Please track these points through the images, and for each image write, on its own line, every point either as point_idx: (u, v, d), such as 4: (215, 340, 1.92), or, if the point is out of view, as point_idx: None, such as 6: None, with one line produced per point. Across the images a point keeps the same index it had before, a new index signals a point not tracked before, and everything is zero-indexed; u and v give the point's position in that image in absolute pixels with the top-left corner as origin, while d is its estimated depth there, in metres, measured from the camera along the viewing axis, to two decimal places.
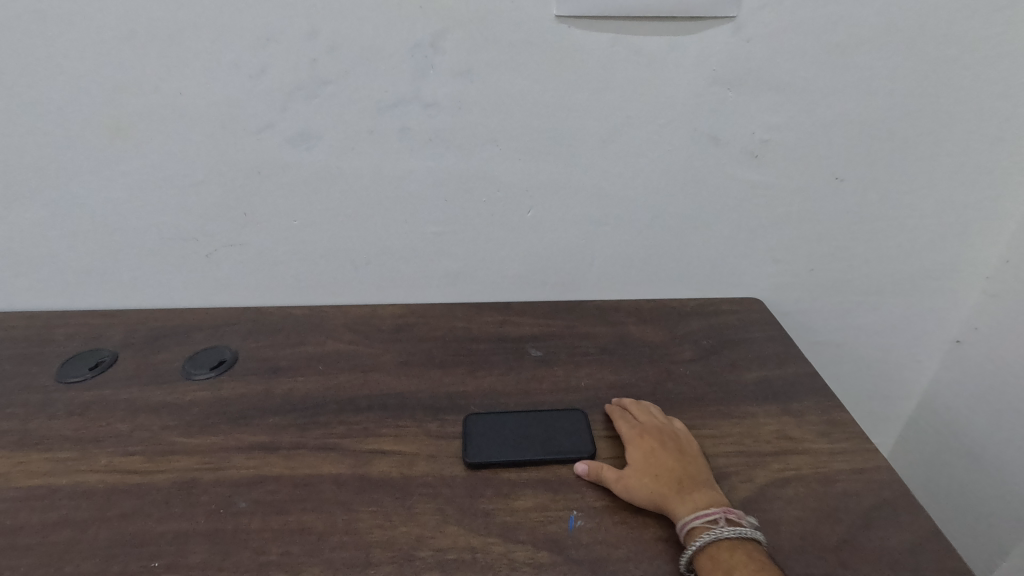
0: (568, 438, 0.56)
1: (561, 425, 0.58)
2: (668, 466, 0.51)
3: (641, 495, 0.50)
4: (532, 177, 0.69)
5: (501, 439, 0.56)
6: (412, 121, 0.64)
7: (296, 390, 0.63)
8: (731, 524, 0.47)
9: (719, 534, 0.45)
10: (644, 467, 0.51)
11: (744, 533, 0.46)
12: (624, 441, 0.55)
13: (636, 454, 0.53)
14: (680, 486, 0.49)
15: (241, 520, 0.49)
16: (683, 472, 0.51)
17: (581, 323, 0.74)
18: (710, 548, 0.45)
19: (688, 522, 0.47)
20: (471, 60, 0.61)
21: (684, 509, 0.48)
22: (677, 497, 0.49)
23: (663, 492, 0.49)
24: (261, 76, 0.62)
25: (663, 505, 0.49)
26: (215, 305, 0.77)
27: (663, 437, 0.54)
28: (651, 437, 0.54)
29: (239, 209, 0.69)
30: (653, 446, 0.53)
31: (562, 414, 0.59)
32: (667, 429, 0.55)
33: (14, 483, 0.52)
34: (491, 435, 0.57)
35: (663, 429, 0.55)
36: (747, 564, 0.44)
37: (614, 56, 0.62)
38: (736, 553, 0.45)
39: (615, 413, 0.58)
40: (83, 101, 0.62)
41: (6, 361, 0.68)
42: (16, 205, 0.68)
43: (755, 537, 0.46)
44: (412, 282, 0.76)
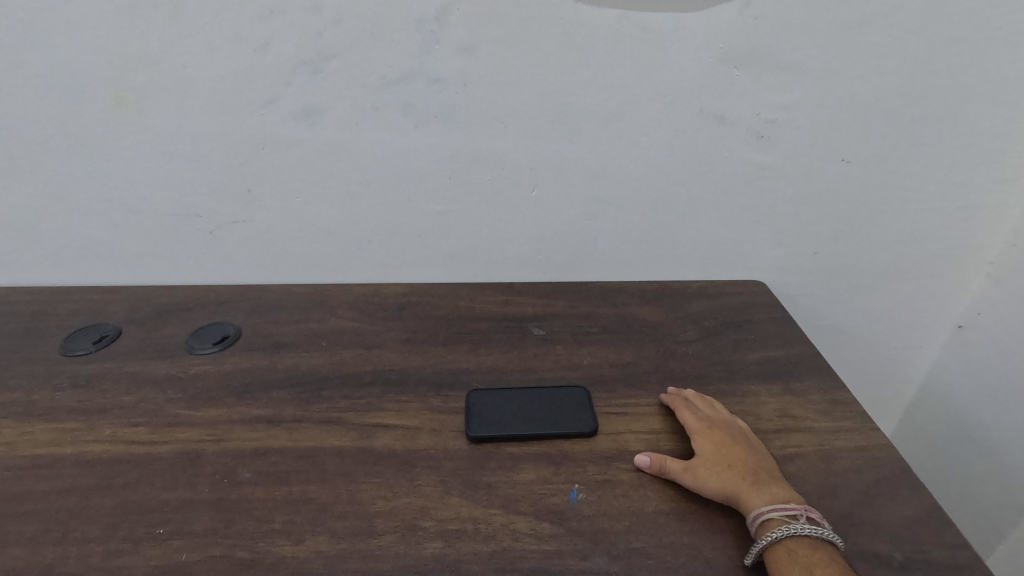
0: (569, 415, 0.56)
1: (562, 402, 0.58)
2: (741, 458, 0.50)
3: (714, 485, 0.48)
4: (537, 155, 0.68)
5: (503, 415, 0.56)
6: (416, 98, 0.64)
7: (299, 365, 0.63)
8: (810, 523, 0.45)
9: (799, 530, 0.44)
10: (716, 457, 0.50)
11: (823, 534, 0.44)
12: (691, 431, 0.53)
13: (705, 445, 0.52)
14: (755, 478, 0.48)
15: (243, 490, 0.49)
16: (757, 465, 0.50)
17: (584, 303, 0.74)
18: (787, 543, 0.44)
19: (765, 513, 0.45)
20: (476, 36, 0.61)
21: (760, 501, 0.46)
22: (751, 489, 0.47)
23: (737, 484, 0.48)
24: (264, 50, 0.61)
25: (736, 496, 0.48)
26: (218, 282, 0.77)
27: (732, 430, 0.53)
28: (719, 429, 0.53)
29: (243, 184, 0.69)
30: (723, 437, 0.52)
31: (562, 391, 0.59)
32: (735, 423, 0.54)
33: (20, 452, 0.52)
34: (494, 410, 0.57)
35: (730, 422, 0.54)
36: (826, 564, 0.43)
37: (620, 33, 0.61)
38: (815, 552, 0.43)
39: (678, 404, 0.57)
40: (85, 74, 0.62)
41: (10, 334, 0.68)
42: (19, 179, 0.68)
43: (835, 541, 0.44)
44: (415, 261, 0.76)
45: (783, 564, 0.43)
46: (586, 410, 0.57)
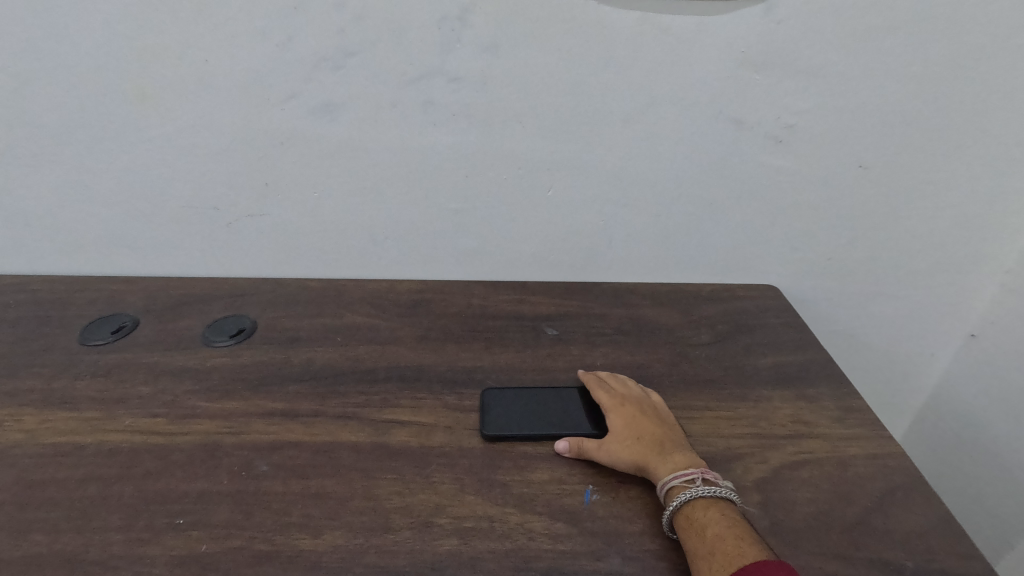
0: (582, 416, 0.57)
1: (573, 403, 0.58)
2: (649, 430, 0.53)
3: (623, 458, 0.51)
4: (554, 155, 0.68)
5: (515, 414, 0.57)
6: (437, 96, 0.64)
7: (315, 359, 0.64)
8: (707, 484, 0.48)
9: (695, 493, 0.46)
10: (626, 431, 0.53)
11: (718, 493, 0.47)
12: (605, 408, 0.56)
13: (617, 421, 0.54)
14: (662, 448, 0.51)
15: (262, 482, 0.50)
16: (663, 435, 0.52)
17: (597, 304, 0.74)
18: (687, 509, 0.46)
19: (667, 482, 0.48)
20: (499, 35, 0.61)
21: (664, 469, 0.49)
22: (658, 458, 0.50)
23: (645, 455, 0.50)
24: (287, 45, 0.61)
25: (644, 467, 0.50)
26: (233, 275, 0.78)
27: (642, 405, 0.56)
28: (630, 405, 0.56)
29: (262, 178, 0.70)
30: (633, 412, 0.55)
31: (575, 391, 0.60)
32: (646, 398, 0.57)
33: (41, 439, 0.53)
34: (506, 409, 0.57)
35: (640, 397, 0.57)
36: (720, 521, 0.45)
37: (642, 35, 0.61)
38: (711, 511, 0.46)
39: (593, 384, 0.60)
40: (110, 66, 0.62)
41: (29, 323, 0.69)
42: (40, 169, 0.69)
43: (729, 497, 0.47)
44: (430, 259, 0.77)
45: (686, 531, 0.45)
46: (595, 412, 0.57)
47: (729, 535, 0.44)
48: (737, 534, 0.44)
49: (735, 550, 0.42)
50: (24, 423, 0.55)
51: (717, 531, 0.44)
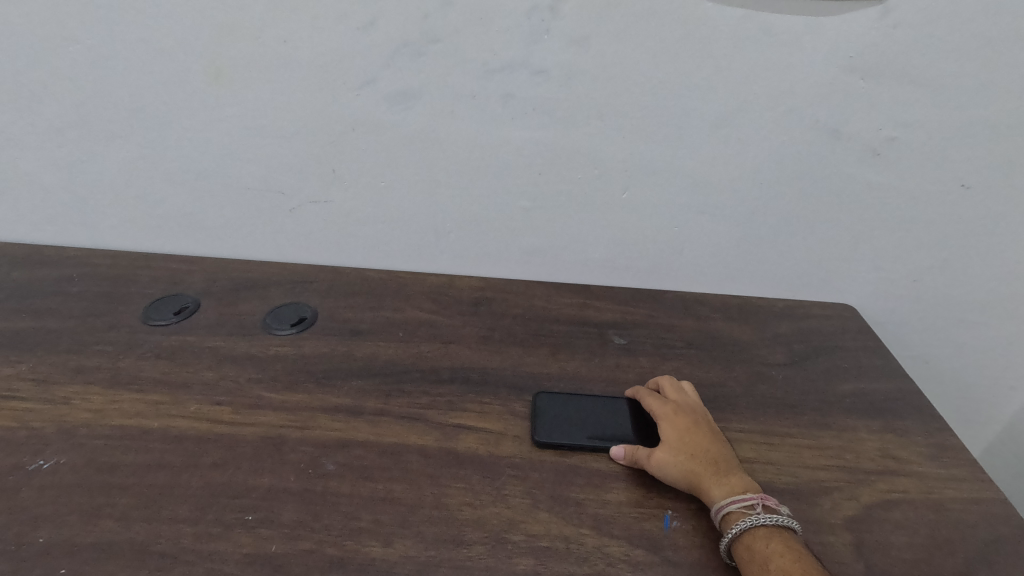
0: (633, 425, 0.55)
1: (626, 412, 0.57)
2: (703, 447, 0.50)
3: (675, 473, 0.49)
4: (632, 156, 0.65)
5: (571, 421, 0.55)
6: (517, 88, 0.61)
7: (377, 354, 0.62)
8: (767, 511, 0.45)
9: (755, 521, 0.44)
10: (678, 445, 0.50)
11: (780, 521, 0.44)
12: (657, 417, 0.54)
13: (670, 431, 0.52)
14: (717, 468, 0.49)
15: (329, 482, 0.48)
16: (718, 454, 0.50)
17: (665, 314, 0.71)
18: (747, 537, 0.44)
19: (724, 506, 0.46)
20: (589, 28, 0.58)
21: (720, 493, 0.47)
22: (711, 479, 0.48)
23: (699, 473, 0.48)
24: (368, 28, 0.59)
25: (697, 485, 0.48)
26: (291, 261, 0.76)
27: (697, 418, 0.53)
28: (684, 416, 0.53)
29: (329, 165, 0.68)
30: (687, 424, 0.52)
31: (628, 398, 0.57)
32: (700, 411, 0.55)
33: (109, 421, 0.53)
34: (561, 416, 0.55)
35: (694, 410, 0.54)
36: (784, 553, 0.42)
37: (743, 35, 0.58)
38: (773, 542, 0.43)
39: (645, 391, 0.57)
40: (188, 43, 0.61)
41: (93, 298, 0.68)
42: (110, 144, 0.68)
43: (792, 526, 0.44)
44: (492, 256, 0.74)
45: (747, 562, 0.43)
46: (642, 421, 0.56)
47: (794, 569, 0.41)
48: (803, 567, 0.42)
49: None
50: (91, 402, 0.54)
51: (781, 565, 0.42)
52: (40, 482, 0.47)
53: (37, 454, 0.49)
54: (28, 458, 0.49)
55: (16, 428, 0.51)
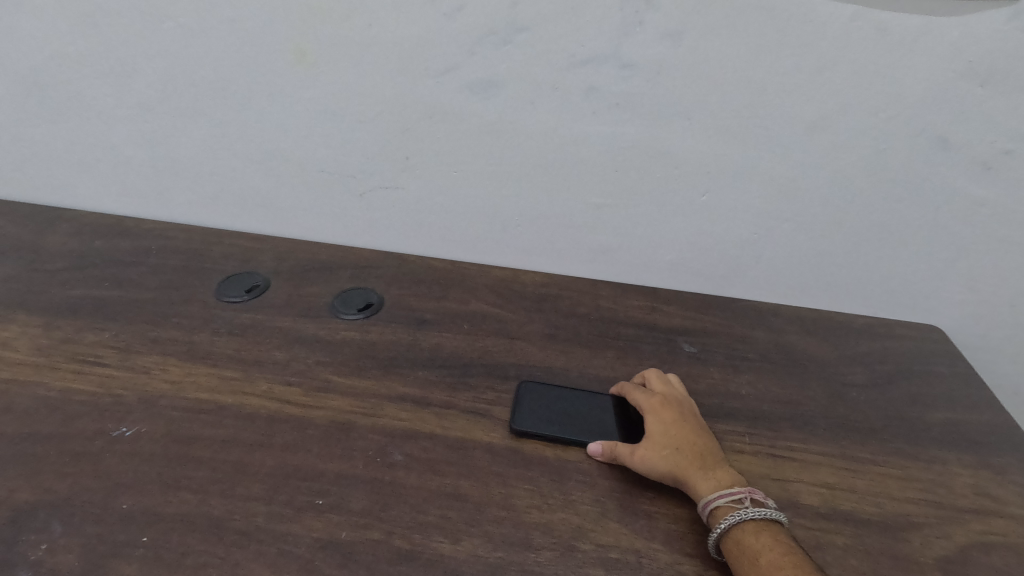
0: (617, 416, 0.54)
1: (609, 404, 0.56)
2: (689, 441, 0.49)
3: (660, 468, 0.48)
4: (716, 158, 0.62)
5: (560, 421, 0.53)
6: (603, 81, 0.59)
7: (442, 346, 0.62)
8: (755, 505, 0.45)
9: (744, 515, 0.44)
10: (664, 440, 0.49)
11: (768, 514, 0.44)
12: (643, 410, 0.52)
13: (656, 425, 0.51)
14: (703, 463, 0.48)
15: (397, 472, 0.48)
16: (703, 448, 0.49)
17: (737, 324, 0.68)
18: (735, 532, 0.43)
19: (712, 500, 0.45)
20: (686, 21, 0.55)
21: (706, 487, 0.46)
22: (697, 474, 0.47)
23: (685, 468, 0.47)
24: (456, 14, 0.58)
25: (684, 481, 0.47)
26: (357, 245, 0.76)
27: (684, 411, 0.52)
28: (671, 409, 0.52)
29: (403, 152, 0.67)
30: (673, 418, 0.51)
31: (613, 390, 0.56)
32: (686, 404, 0.54)
33: (185, 393, 0.54)
34: (548, 417, 0.54)
35: (680, 402, 0.53)
36: (774, 547, 0.42)
37: (852, 34, 0.54)
38: (761, 536, 0.43)
39: (631, 383, 0.56)
40: (275, 24, 0.61)
41: (170, 271, 0.70)
42: (192, 120, 0.69)
43: (779, 519, 0.44)
44: (559, 252, 0.72)
45: (737, 558, 0.42)
46: (627, 414, 0.55)
47: (785, 564, 0.41)
48: (793, 561, 0.41)
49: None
50: (169, 373, 0.56)
51: (772, 559, 0.41)
52: (123, 449, 0.48)
53: (119, 421, 0.51)
54: (112, 425, 0.50)
55: (100, 393, 0.53)
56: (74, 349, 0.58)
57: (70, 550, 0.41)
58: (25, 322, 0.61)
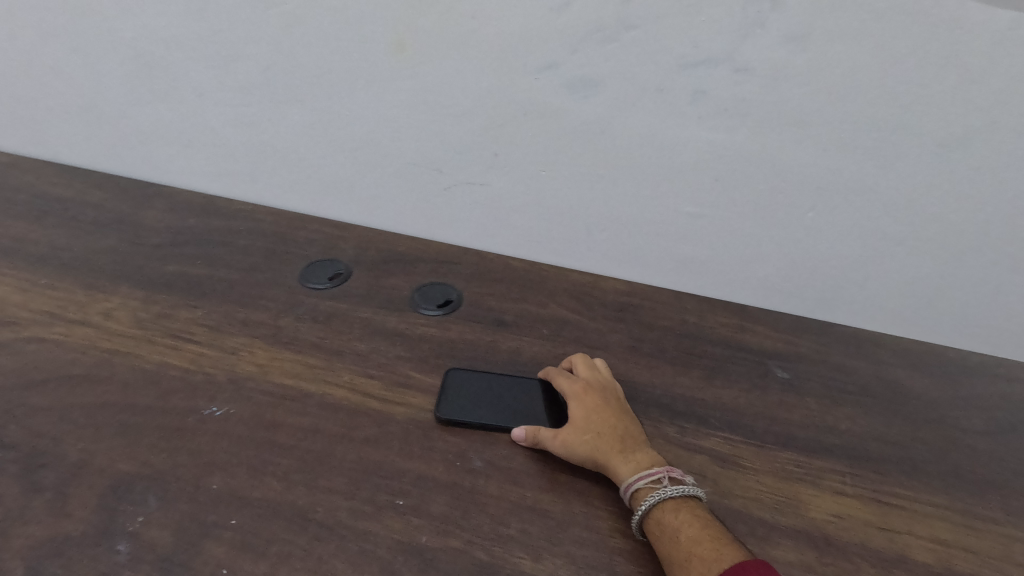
0: (543, 398, 0.54)
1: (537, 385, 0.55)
2: (610, 424, 0.49)
3: (582, 452, 0.47)
4: (830, 172, 0.58)
5: (488, 410, 0.53)
6: (712, 85, 0.56)
7: (522, 350, 0.60)
8: (674, 483, 0.45)
9: (663, 494, 0.43)
10: (586, 424, 0.49)
11: (687, 491, 0.44)
12: (567, 395, 0.52)
13: (578, 411, 0.50)
14: (624, 446, 0.47)
15: (477, 479, 0.47)
16: (625, 431, 0.49)
17: (834, 351, 0.63)
18: (657, 512, 0.43)
19: (632, 484, 0.45)
20: (813, 24, 0.51)
21: (627, 470, 0.46)
22: (618, 457, 0.47)
23: (606, 453, 0.47)
24: (563, 10, 0.55)
25: (605, 465, 0.47)
26: (436, 239, 0.75)
27: (606, 395, 0.52)
28: (594, 394, 0.51)
29: (491, 149, 0.66)
30: (596, 402, 0.51)
31: (540, 374, 0.55)
32: (610, 388, 0.53)
33: (271, 378, 0.55)
34: (476, 407, 0.53)
35: (605, 387, 0.53)
36: (692, 523, 0.42)
37: (1006, 45, 0.49)
38: (681, 514, 0.43)
39: (557, 368, 0.55)
40: (378, 14, 0.61)
41: (257, 254, 0.72)
42: (287, 106, 0.70)
43: (698, 494, 0.44)
44: (643, 260, 0.69)
45: (661, 539, 0.42)
46: (554, 397, 0.54)
47: (705, 539, 0.41)
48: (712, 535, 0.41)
49: (713, 554, 0.40)
50: (256, 356, 0.57)
51: (691, 535, 0.41)
52: (213, 428, 0.50)
53: (210, 401, 0.52)
54: (203, 403, 0.52)
55: (193, 371, 0.55)
56: (169, 325, 0.60)
57: (164, 526, 0.42)
58: (125, 295, 0.63)
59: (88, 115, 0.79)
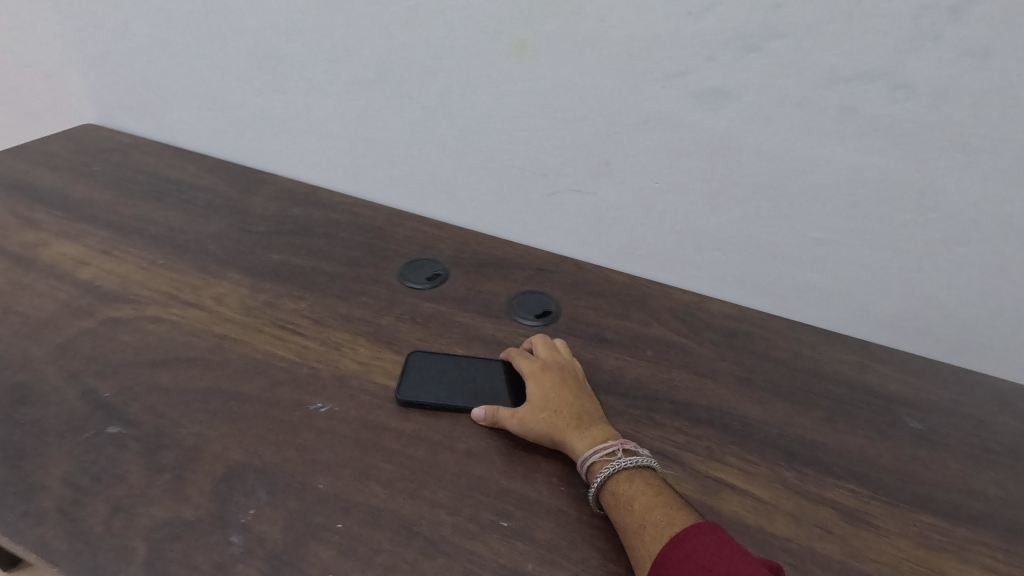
0: (504, 376, 0.54)
1: (498, 363, 0.55)
2: (566, 402, 0.49)
3: (538, 429, 0.48)
4: (992, 204, 0.52)
5: (447, 389, 0.53)
6: (865, 101, 0.51)
7: (626, 371, 0.58)
8: (629, 454, 0.45)
9: (617, 465, 0.44)
10: (543, 402, 0.49)
11: (642, 461, 0.45)
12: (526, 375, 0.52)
13: (536, 389, 0.51)
14: (579, 422, 0.48)
15: (583, 508, 0.45)
16: (582, 408, 0.49)
17: (972, 402, 0.57)
18: (612, 483, 0.44)
19: (588, 458, 0.45)
20: (998, 40, 0.45)
21: (581, 445, 0.47)
22: (573, 433, 0.47)
23: (561, 429, 0.48)
24: (703, 14, 0.52)
25: (561, 441, 0.48)
26: (532, 245, 0.74)
27: (564, 374, 0.52)
28: (551, 373, 0.52)
29: (602, 156, 0.63)
30: (553, 381, 0.51)
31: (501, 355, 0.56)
32: (569, 367, 0.54)
33: (373, 377, 0.54)
34: (434, 386, 0.53)
35: (563, 366, 0.53)
36: (645, 491, 0.43)
37: None
38: (634, 482, 0.44)
39: (518, 349, 0.56)
40: (501, 13, 0.59)
41: (358, 248, 0.72)
42: (396, 102, 0.70)
43: (651, 463, 0.45)
44: (757, 285, 0.65)
45: (617, 510, 0.43)
46: (515, 377, 0.55)
47: (657, 505, 0.42)
48: (664, 500, 0.42)
49: (665, 519, 0.41)
50: (358, 353, 0.57)
51: (643, 502, 0.42)
52: (319, 425, 0.50)
53: (315, 396, 0.52)
54: (308, 398, 0.52)
55: (298, 363, 0.55)
56: (275, 315, 0.61)
57: (274, 522, 0.43)
58: (235, 281, 0.65)
59: (206, 101, 0.81)
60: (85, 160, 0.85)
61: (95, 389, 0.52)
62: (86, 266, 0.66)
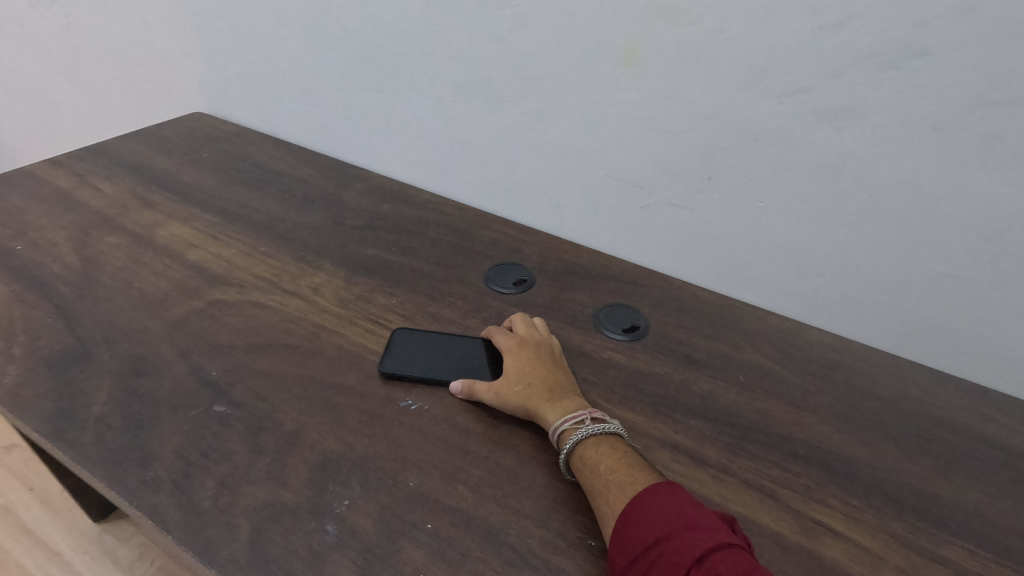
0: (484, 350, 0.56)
1: (480, 339, 0.58)
2: (541, 375, 0.51)
3: (513, 401, 0.50)
4: None
5: (429, 362, 0.55)
6: (1014, 129, 0.47)
7: (717, 396, 0.56)
8: (597, 422, 0.47)
9: (584, 432, 0.46)
10: (518, 375, 0.51)
11: (608, 428, 0.46)
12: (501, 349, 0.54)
13: (512, 364, 0.52)
14: (552, 394, 0.50)
15: None
16: (556, 381, 0.51)
17: None
18: (580, 449, 0.46)
19: (558, 425, 0.47)
20: None
21: (552, 415, 0.48)
22: (546, 405, 0.49)
23: (534, 401, 0.49)
24: (836, 29, 0.49)
25: (534, 413, 0.49)
26: (620, 256, 0.72)
27: (540, 350, 0.54)
28: (527, 348, 0.54)
29: (705, 171, 0.61)
30: (529, 355, 0.53)
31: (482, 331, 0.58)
32: (545, 344, 0.55)
33: None
34: (416, 359, 0.56)
35: (539, 342, 0.55)
36: (610, 455, 0.45)
37: None
38: (601, 447, 0.45)
39: (498, 327, 0.57)
40: (613, 22, 0.58)
41: (446, 248, 0.73)
42: (494, 106, 0.70)
43: (617, 430, 0.46)
44: (863, 318, 0.61)
45: (585, 473, 0.44)
46: (494, 352, 0.56)
47: (621, 467, 0.44)
48: (628, 463, 0.44)
49: (628, 480, 0.42)
50: None
51: (608, 465, 0.44)
52: (409, 422, 0.51)
53: (405, 393, 0.53)
54: (398, 394, 0.53)
55: None
56: (367, 308, 0.62)
57: (366, 514, 0.44)
58: (330, 273, 0.67)
59: (309, 96, 0.85)
60: (195, 147, 0.90)
61: (203, 367, 0.55)
62: (195, 249, 0.70)
